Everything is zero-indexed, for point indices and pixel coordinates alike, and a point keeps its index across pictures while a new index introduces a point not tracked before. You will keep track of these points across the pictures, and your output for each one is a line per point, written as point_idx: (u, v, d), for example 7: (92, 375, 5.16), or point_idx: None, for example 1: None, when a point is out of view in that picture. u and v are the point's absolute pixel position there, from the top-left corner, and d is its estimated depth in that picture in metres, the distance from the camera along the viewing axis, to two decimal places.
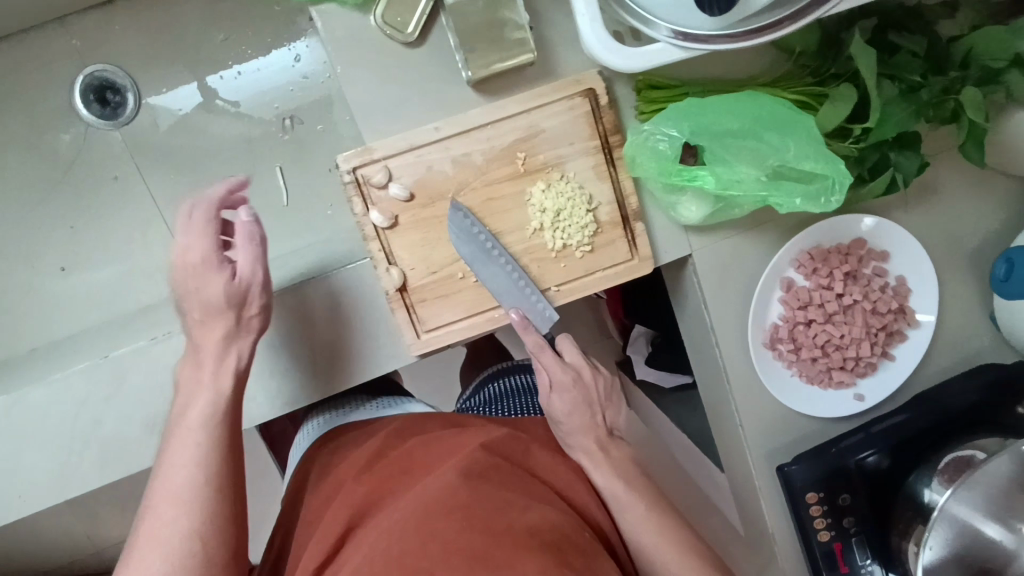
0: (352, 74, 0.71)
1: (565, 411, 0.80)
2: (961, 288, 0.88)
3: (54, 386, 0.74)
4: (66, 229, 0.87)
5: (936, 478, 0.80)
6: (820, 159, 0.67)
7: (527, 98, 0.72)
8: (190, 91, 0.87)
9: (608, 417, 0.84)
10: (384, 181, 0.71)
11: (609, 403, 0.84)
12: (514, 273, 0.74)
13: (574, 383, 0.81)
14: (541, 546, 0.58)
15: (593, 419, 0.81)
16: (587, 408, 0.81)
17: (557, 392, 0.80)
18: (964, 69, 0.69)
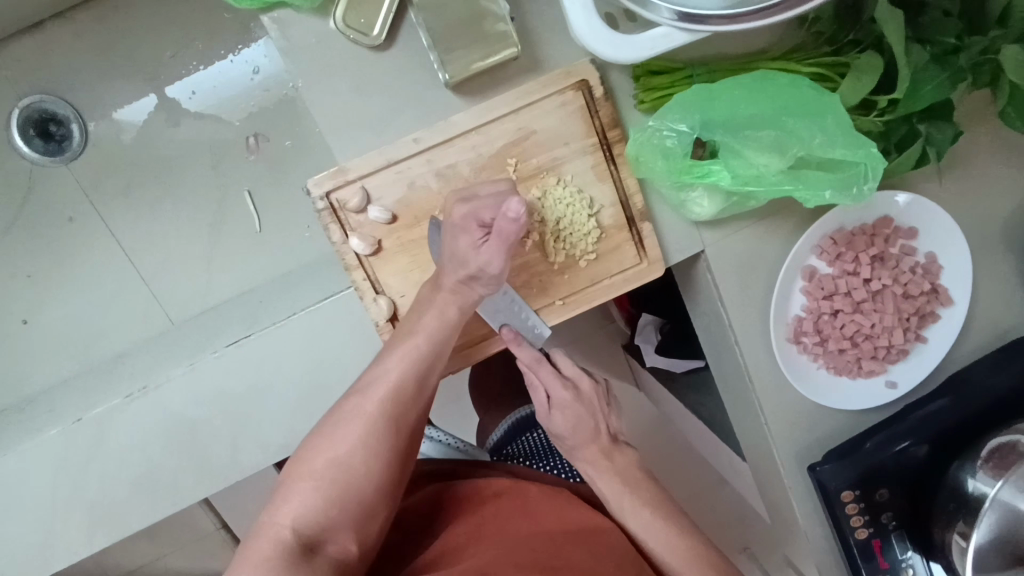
0: (317, 88, 0.63)
1: (565, 423, 0.69)
2: (994, 260, 0.82)
3: (27, 455, 0.68)
4: (23, 279, 0.79)
5: (980, 469, 0.75)
6: (849, 145, 0.60)
7: (513, 98, 0.65)
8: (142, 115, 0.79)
9: (612, 424, 0.72)
10: (363, 205, 0.64)
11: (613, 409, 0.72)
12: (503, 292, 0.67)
13: (574, 398, 0.69)
14: None
15: (596, 429, 0.70)
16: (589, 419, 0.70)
17: (557, 411, 0.68)
18: (1004, 25, 0.61)
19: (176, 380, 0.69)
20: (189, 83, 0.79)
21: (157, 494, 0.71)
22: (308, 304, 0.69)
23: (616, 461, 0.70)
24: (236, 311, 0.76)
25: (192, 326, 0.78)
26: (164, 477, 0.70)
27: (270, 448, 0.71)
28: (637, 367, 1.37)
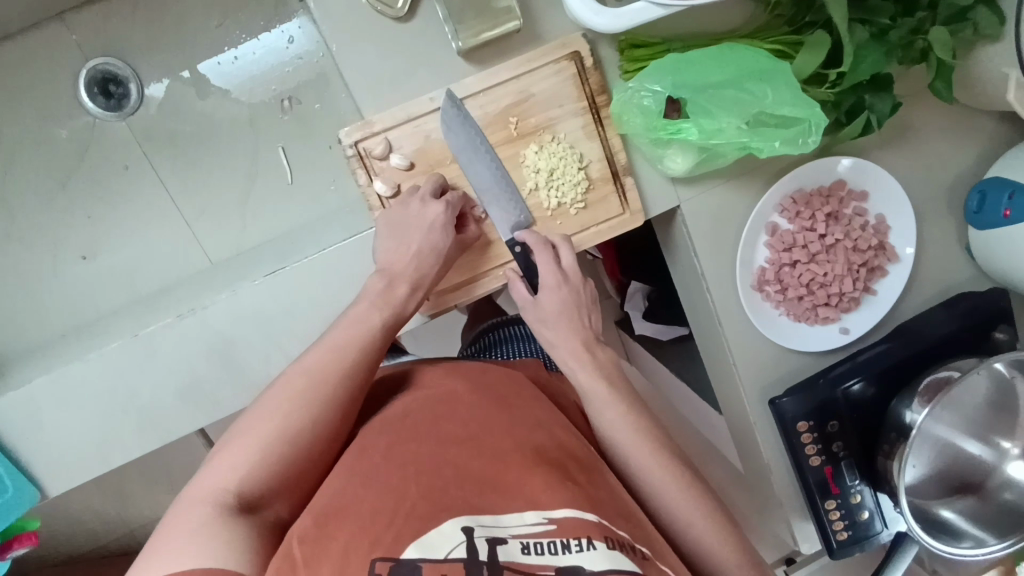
0: (349, 53, 0.74)
1: (552, 310, 0.75)
2: (938, 223, 0.93)
3: (90, 364, 0.79)
4: (83, 219, 0.91)
5: (914, 400, 0.86)
6: (798, 104, 0.71)
7: (516, 64, 0.76)
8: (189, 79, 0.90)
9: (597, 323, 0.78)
10: (385, 153, 0.75)
11: (597, 309, 0.78)
12: (496, 171, 0.76)
13: (561, 284, 0.75)
14: (547, 465, 0.58)
15: (580, 322, 0.76)
16: (574, 311, 0.76)
17: (545, 290, 0.75)
18: (932, 9, 0.73)
19: (219, 303, 0.79)
20: (231, 52, 0.90)
21: (200, 404, 0.82)
22: (333, 243, 0.80)
23: (590, 343, 0.75)
24: (270, 251, 0.87)
25: (231, 263, 0.89)
26: (204, 388, 0.82)
27: None
28: (627, 334, 1.47)
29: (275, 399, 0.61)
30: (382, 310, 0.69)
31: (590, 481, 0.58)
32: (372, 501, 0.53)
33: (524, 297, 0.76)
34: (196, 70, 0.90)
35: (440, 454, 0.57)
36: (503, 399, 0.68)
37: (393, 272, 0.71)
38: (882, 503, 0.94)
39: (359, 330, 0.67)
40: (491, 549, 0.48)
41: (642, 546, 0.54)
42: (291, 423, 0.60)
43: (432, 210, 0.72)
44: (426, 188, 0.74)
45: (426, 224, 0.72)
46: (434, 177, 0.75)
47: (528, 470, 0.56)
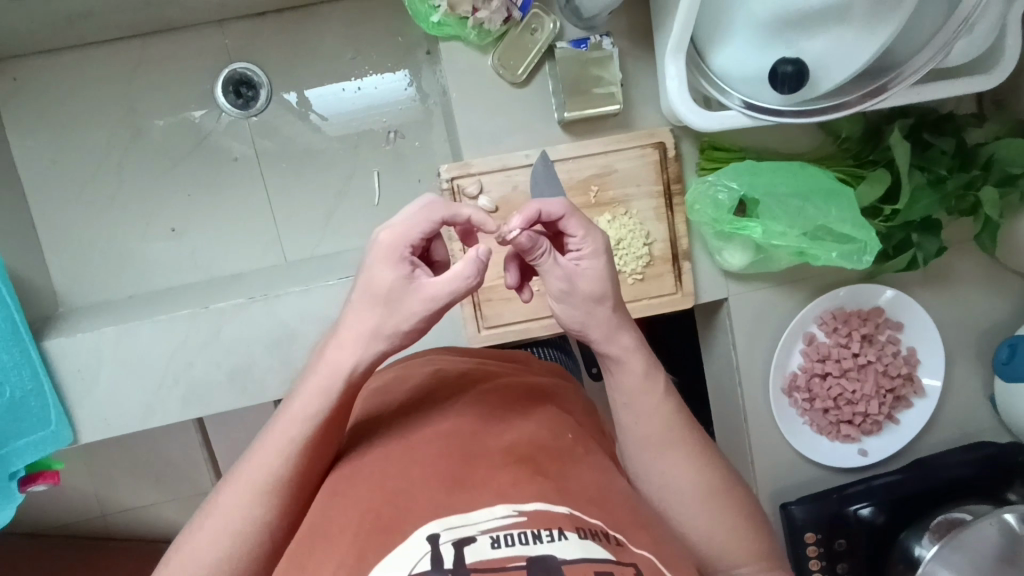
0: (465, 102, 0.84)
1: (591, 293, 0.56)
2: (965, 368, 0.97)
3: (158, 325, 0.84)
4: (183, 197, 1.00)
5: (925, 535, 0.87)
6: (855, 225, 0.78)
7: (607, 142, 0.84)
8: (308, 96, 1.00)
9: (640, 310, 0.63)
10: (476, 193, 0.83)
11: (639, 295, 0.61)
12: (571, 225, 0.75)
13: (590, 253, 0.56)
14: (514, 461, 0.48)
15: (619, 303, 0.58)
16: (618, 278, 0.58)
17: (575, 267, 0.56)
18: (986, 170, 0.81)
19: (290, 295, 0.84)
20: (353, 81, 1.00)
21: (245, 386, 0.86)
22: None
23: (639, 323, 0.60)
24: (344, 260, 0.94)
25: (306, 265, 0.97)
26: (253, 372, 0.86)
27: None
28: None
29: (232, 488, 0.52)
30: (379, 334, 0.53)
31: (563, 472, 0.48)
32: (337, 516, 0.44)
33: (561, 284, 0.56)
34: (318, 88, 1.00)
35: (397, 458, 0.49)
36: (474, 391, 0.58)
37: (368, 333, 0.53)
38: None
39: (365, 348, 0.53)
40: (459, 555, 0.38)
41: (616, 533, 0.44)
42: (256, 500, 0.52)
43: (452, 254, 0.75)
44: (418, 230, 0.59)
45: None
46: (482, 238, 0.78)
47: (492, 469, 0.46)
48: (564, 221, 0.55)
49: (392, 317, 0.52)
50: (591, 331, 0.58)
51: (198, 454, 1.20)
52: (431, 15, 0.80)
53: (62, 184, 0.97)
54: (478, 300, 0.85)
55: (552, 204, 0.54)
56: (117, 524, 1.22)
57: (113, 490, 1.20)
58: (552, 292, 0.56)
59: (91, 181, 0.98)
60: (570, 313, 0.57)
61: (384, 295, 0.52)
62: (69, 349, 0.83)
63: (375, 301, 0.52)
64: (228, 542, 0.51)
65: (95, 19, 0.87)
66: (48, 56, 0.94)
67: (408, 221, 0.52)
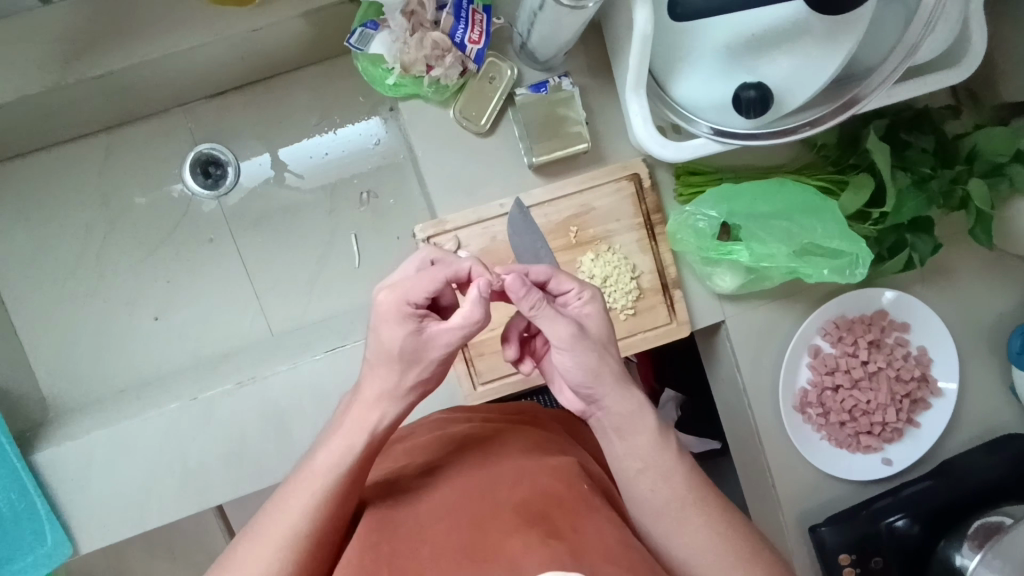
0: (432, 158, 0.82)
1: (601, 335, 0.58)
2: (979, 360, 0.94)
3: (150, 421, 0.82)
4: (163, 283, 0.98)
5: (965, 543, 0.82)
6: (844, 238, 0.76)
7: (581, 180, 0.83)
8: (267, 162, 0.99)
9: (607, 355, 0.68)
10: (454, 249, 0.81)
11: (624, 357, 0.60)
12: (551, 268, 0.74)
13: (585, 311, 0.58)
14: (527, 519, 0.48)
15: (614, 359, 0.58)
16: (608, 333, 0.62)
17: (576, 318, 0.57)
18: (970, 163, 0.79)
19: (279, 375, 0.82)
20: (321, 147, 1.00)
21: (244, 472, 0.84)
22: None
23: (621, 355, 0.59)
24: (331, 330, 0.92)
25: (292, 338, 0.94)
26: (249, 456, 0.83)
27: None
28: None
29: (258, 545, 0.50)
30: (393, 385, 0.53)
31: (578, 529, 0.47)
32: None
33: (572, 328, 0.55)
34: (283, 155, 0.99)
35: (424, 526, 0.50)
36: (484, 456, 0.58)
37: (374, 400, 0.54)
38: None
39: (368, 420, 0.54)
40: None
41: None
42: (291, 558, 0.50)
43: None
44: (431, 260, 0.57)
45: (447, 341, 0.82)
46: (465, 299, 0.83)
47: (507, 531, 0.47)
48: (553, 281, 0.59)
49: (412, 372, 0.53)
50: (606, 399, 0.57)
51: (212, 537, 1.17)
52: (386, 78, 0.79)
53: (40, 286, 0.96)
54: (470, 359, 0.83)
55: (537, 267, 0.60)
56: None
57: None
58: (566, 335, 0.55)
59: (70, 278, 0.97)
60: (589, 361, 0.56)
61: (398, 356, 0.52)
62: (57, 459, 0.81)
63: (393, 364, 0.52)
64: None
65: (55, 121, 0.87)
66: (13, 161, 0.94)
67: (409, 282, 0.52)
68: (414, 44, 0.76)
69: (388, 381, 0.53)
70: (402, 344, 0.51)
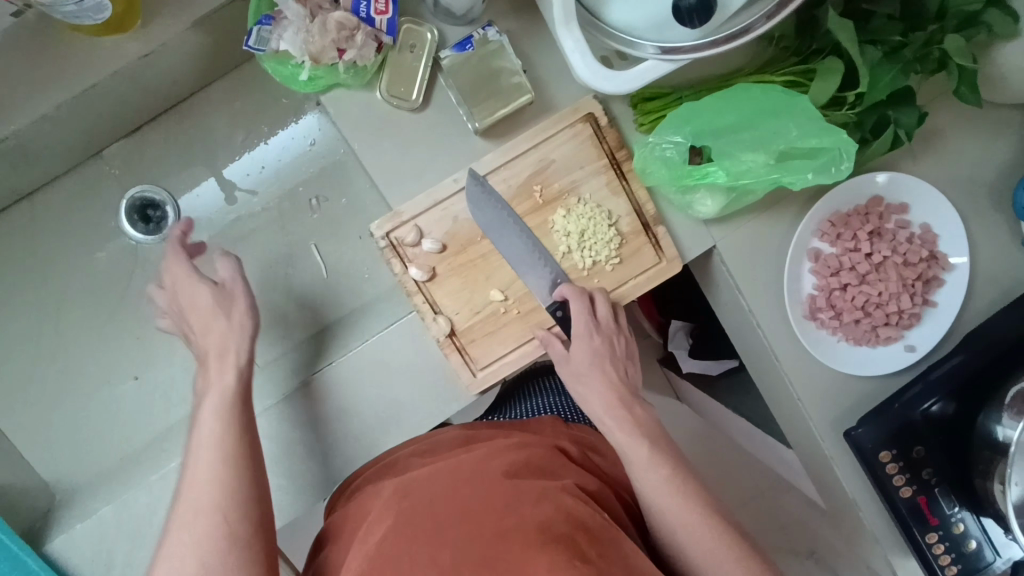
0: (370, 148, 0.76)
1: (584, 361, 0.76)
2: (986, 222, 0.89)
3: (154, 486, 0.79)
4: (135, 341, 0.94)
5: (1005, 413, 0.79)
6: (823, 134, 0.70)
7: (533, 134, 0.77)
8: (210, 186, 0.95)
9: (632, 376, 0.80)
10: (417, 239, 0.76)
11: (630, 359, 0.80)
12: (525, 241, 0.76)
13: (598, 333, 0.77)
14: (552, 540, 0.58)
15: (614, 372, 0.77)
16: (610, 363, 0.77)
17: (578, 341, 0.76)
18: (941, 19, 0.72)
19: (272, 408, 0.79)
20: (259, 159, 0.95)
21: None
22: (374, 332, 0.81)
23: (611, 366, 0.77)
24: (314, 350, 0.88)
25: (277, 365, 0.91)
26: None
27: (353, 458, 0.82)
28: (674, 375, 1.41)
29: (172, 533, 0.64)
30: (235, 375, 0.75)
31: (601, 555, 0.58)
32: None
33: (558, 351, 0.77)
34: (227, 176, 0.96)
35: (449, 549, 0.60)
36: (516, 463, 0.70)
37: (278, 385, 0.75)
38: (990, 530, 0.85)
39: (221, 378, 0.74)
40: None
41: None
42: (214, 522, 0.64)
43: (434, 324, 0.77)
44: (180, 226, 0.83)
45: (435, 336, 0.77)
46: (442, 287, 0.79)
47: (530, 551, 0.57)
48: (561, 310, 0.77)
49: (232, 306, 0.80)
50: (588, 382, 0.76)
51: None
52: (299, 74, 0.72)
53: (10, 374, 0.93)
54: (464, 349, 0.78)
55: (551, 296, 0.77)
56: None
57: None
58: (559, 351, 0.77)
59: (38, 358, 0.93)
60: (592, 403, 0.76)
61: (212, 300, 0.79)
62: (72, 545, 0.78)
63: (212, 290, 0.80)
64: (195, 552, 0.63)
65: None
66: None
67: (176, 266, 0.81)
68: (317, 30, 0.69)
69: (211, 302, 0.79)
70: (204, 297, 0.80)
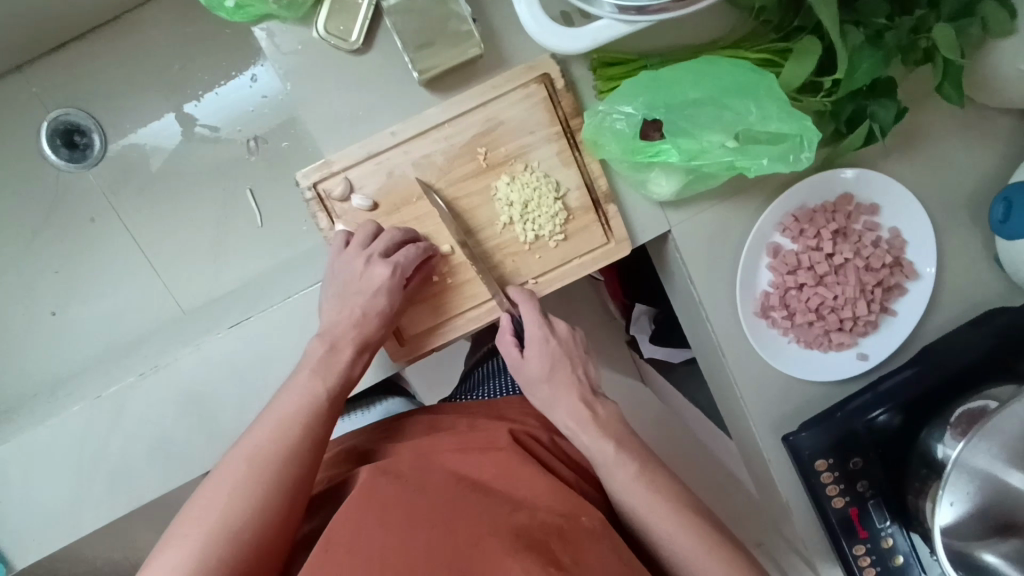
0: (302, 88, 0.70)
1: (539, 368, 0.71)
2: (959, 232, 0.84)
3: (55, 428, 0.76)
4: (50, 274, 0.95)
5: (947, 432, 0.77)
6: (785, 119, 0.65)
7: (481, 91, 0.71)
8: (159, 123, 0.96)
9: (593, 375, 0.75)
10: (346, 193, 0.71)
11: (591, 358, 0.75)
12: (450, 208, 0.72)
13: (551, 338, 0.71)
14: (526, 548, 0.55)
15: (575, 375, 0.73)
16: (564, 366, 0.72)
17: (530, 351, 0.71)
18: (934, 5, 0.66)
19: (183, 358, 0.75)
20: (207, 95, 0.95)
21: (168, 467, 0.77)
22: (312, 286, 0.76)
23: (569, 368, 0.72)
24: (240, 301, 0.83)
25: (203, 312, 0.87)
26: (171, 452, 0.77)
27: None
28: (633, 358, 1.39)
29: (183, 523, 0.55)
30: (326, 378, 0.65)
31: (576, 561, 0.55)
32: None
33: (514, 359, 0.72)
34: (190, 112, 0.96)
35: (413, 534, 0.55)
36: (465, 472, 0.65)
37: (333, 335, 0.67)
38: (917, 546, 0.84)
39: (306, 389, 0.64)
40: None
41: None
42: (219, 525, 0.55)
43: (375, 273, 0.66)
44: (377, 245, 0.68)
45: (371, 289, 0.67)
46: (392, 230, 0.69)
47: (502, 557, 0.53)
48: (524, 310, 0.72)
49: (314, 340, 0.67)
50: (554, 376, 0.72)
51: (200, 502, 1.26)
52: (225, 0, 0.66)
53: None
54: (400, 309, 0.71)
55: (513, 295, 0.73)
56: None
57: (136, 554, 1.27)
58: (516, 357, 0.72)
59: None
60: (559, 413, 0.71)
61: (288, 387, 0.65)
62: None
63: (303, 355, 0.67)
64: (186, 547, 0.53)
65: None
66: None
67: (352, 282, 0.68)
68: None
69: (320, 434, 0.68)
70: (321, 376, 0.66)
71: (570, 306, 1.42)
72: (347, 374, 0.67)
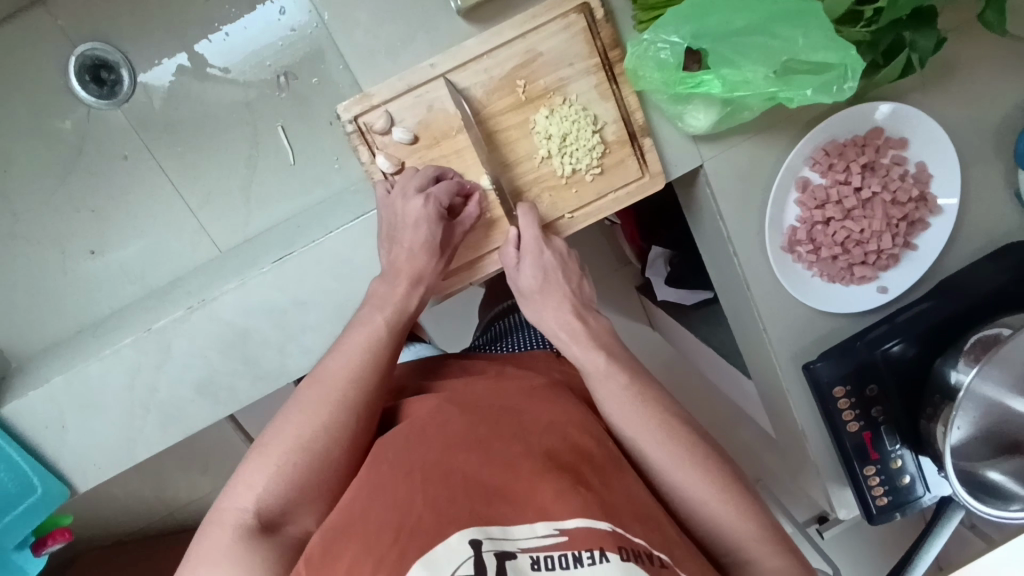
0: (342, 17, 0.69)
1: (538, 281, 0.73)
2: (984, 167, 0.86)
3: (105, 360, 0.78)
4: (88, 213, 0.97)
5: (961, 359, 0.80)
6: (832, 48, 0.65)
7: (521, 22, 0.70)
8: (179, 59, 0.96)
9: (586, 291, 0.76)
10: (387, 127, 0.71)
11: (587, 278, 0.77)
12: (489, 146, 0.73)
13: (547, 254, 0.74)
14: (559, 469, 0.56)
15: (570, 289, 0.74)
16: (557, 280, 0.73)
17: (525, 260, 0.73)
18: None
19: (228, 293, 0.77)
20: (235, 27, 0.96)
21: (218, 395, 0.81)
22: (353, 220, 0.77)
23: (568, 290, 0.74)
24: (277, 237, 0.85)
25: (239, 251, 0.89)
26: (221, 382, 0.80)
27: (316, 352, 0.81)
28: (648, 301, 1.42)
29: (270, 440, 0.59)
30: (387, 312, 0.67)
31: (606, 484, 0.56)
32: (377, 519, 0.51)
33: (508, 262, 0.74)
34: (198, 51, 0.96)
35: (452, 451, 0.57)
36: (507, 407, 0.66)
37: (390, 269, 0.68)
38: (924, 467, 0.90)
39: (365, 322, 0.66)
40: (500, 566, 0.46)
41: (660, 553, 0.52)
42: (295, 440, 0.59)
43: (411, 205, 0.68)
44: (415, 181, 0.69)
45: (410, 221, 0.68)
46: (426, 168, 0.71)
47: (536, 478, 0.54)
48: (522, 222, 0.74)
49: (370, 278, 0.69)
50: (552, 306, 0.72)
51: (230, 438, 1.33)
52: None
53: None
54: (443, 243, 0.71)
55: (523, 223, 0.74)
56: (182, 515, 1.39)
57: (172, 489, 1.36)
58: (512, 264, 0.74)
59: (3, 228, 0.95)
60: None
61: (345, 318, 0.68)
62: (23, 410, 0.78)
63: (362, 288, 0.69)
64: (274, 458, 0.58)
65: None
66: None
67: (395, 221, 0.69)
68: None
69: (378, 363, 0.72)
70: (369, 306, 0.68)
71: (586, 249, 1.44)
72: (400, 305, 0.68)
